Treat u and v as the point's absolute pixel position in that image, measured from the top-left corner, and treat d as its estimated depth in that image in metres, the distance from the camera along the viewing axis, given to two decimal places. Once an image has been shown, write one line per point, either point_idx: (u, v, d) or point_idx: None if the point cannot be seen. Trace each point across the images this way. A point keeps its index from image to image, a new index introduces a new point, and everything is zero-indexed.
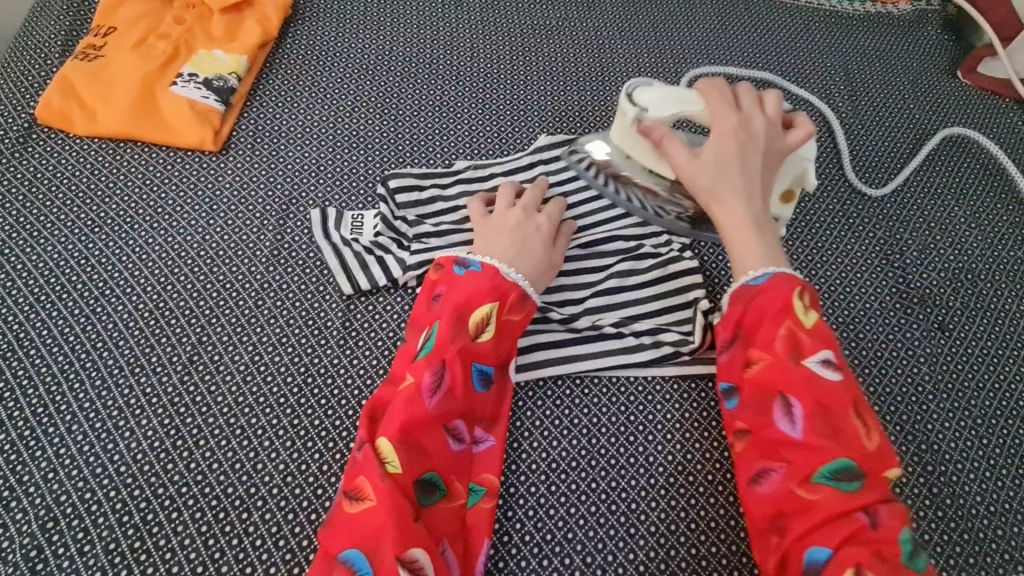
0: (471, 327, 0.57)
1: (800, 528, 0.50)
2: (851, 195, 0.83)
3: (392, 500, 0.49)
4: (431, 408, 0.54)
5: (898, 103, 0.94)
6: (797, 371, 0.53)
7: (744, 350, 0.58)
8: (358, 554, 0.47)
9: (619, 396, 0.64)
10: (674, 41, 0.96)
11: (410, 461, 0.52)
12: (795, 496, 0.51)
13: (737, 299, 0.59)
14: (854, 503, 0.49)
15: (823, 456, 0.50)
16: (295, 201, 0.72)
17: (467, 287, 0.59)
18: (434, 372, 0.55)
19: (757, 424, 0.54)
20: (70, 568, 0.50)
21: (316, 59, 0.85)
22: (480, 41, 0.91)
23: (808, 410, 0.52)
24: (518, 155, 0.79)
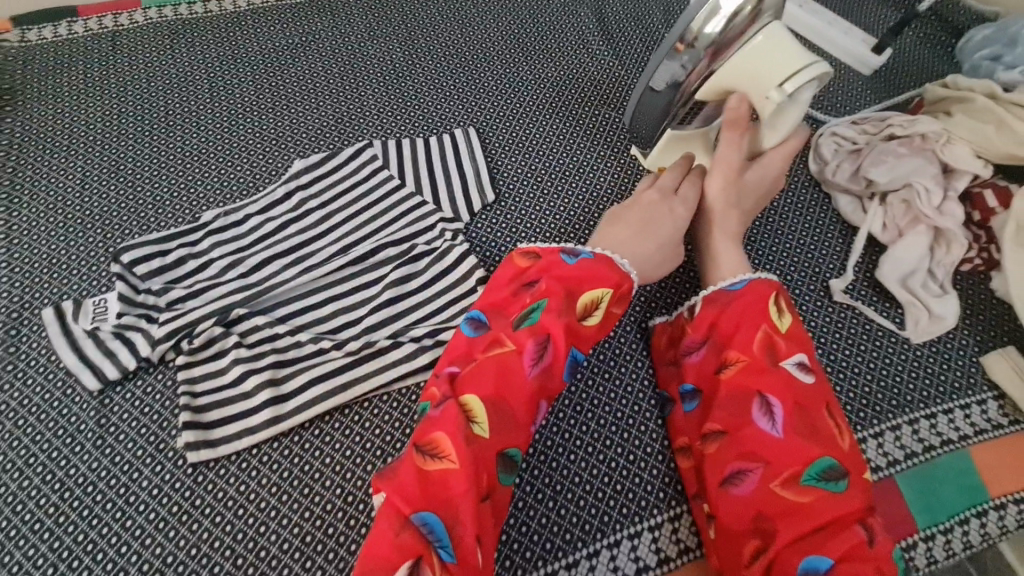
0: (579, 305, 0.57)
1: (782, 529, 0.48)
2: (618, 138, 0.85)
3: (475, 466, 0.47)
4: (533, 378, 0.53)
5: (654, 33, 0.96)
6: (777, 373, 0.54)
7: (714, 353, 0.58)
8: (431, 516, 0.45)
9: (411, 405, 0.62)
10: (426, 30, 0.95)
11: (497, 427, 0.50)
12: (778, 499, 0.49)
13: (712, 301, 0.61)
14: (841, 506, 0.48)
15: (811, 456, 0.50)
16: (27, 306, 0.66)
17: (602, 268, 0.59)
18: (539, 342, 0.54)
19: (735, 425, 0.53)
20: None
21: (35, 146, 0.78)
22: (219, 80, 0.86)
23: (788, 407, 0.52)
24: (271, 187, 0.75)
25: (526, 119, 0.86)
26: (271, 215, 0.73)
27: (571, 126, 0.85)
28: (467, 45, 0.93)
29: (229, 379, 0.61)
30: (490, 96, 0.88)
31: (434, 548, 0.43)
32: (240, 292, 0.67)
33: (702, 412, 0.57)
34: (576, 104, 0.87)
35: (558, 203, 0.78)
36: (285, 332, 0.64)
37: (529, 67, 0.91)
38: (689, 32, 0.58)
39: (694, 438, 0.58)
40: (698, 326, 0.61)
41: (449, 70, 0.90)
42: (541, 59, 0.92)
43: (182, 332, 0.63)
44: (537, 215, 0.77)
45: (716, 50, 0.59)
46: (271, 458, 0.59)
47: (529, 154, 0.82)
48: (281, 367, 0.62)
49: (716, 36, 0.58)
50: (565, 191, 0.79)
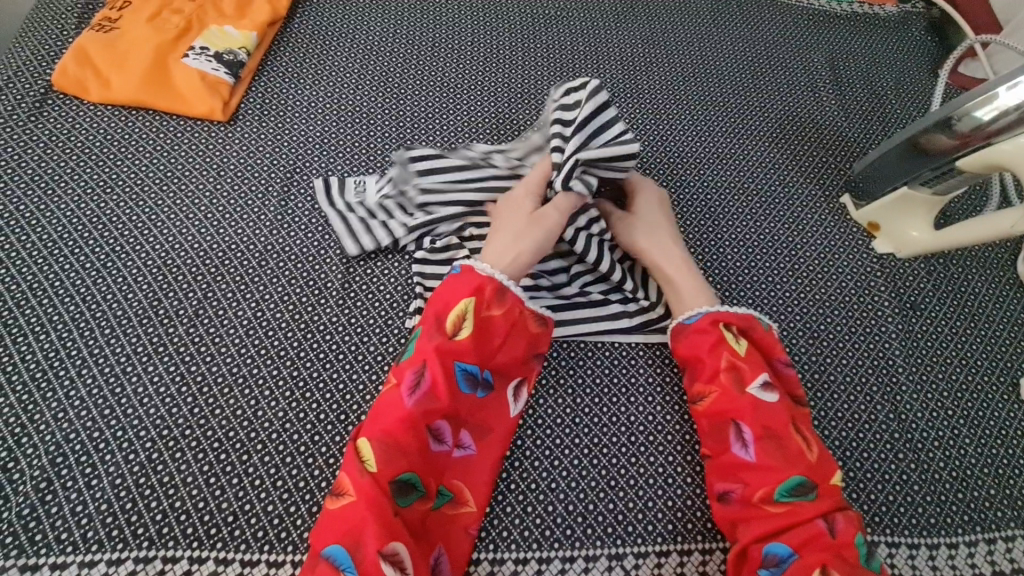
0: (448, 327, 0.58)
1: (755, 533, 0.54)
2: (832, 181, 0.86)
3: (366, 498, 0.50)
4: (409, 407, 0.54)
5: (887, 93, 0.96)
6: (742, 399, 0.57)
7: (689, 383, 0.62)
8: (338, 549, 0.49)
9: (604, 359, 0.67)
10: (668, 34, 0.99)
11: (385, 459, 0.52)
12: (758, 510, 0.54)
13: (677, 336, 0.64)
14: (816, 510, 0.53)
15: (777, 476, 0.54)
16: (299, 171, 0.75)
17: (451, 292, 0.60)
18: (416, 372, 0.56)
19: (715, 450, 0.58)
20: (78, 500, 0.53)
21: (321, 38, 0.87)
22: (479, 25, 0.93)
23: (757, 433, 0.56)
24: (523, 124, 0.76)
25: (745, 142, 0.89)
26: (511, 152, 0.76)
27: (787, 160, 0.88)
28: (702, 58, 0.97)
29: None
30: (715, 111, 0.91)
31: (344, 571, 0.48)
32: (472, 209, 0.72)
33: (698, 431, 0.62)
34: (797, 141, 0.90)
35: (762, 227, 0.82)
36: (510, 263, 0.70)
37: (757, 95, 0.94)
38: (960, 113, 0.67)
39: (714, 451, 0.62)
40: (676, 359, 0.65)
41: (681, 75, 0.94)
42: (770, 90, 0.95)
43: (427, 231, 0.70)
44: (740, 231, 0.81)
45: (970, 138, 0.66)
46: None
47: (742, 174, 0.86)
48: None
49: (983, 122, 0.64)
50: (772, 218, 0.83)
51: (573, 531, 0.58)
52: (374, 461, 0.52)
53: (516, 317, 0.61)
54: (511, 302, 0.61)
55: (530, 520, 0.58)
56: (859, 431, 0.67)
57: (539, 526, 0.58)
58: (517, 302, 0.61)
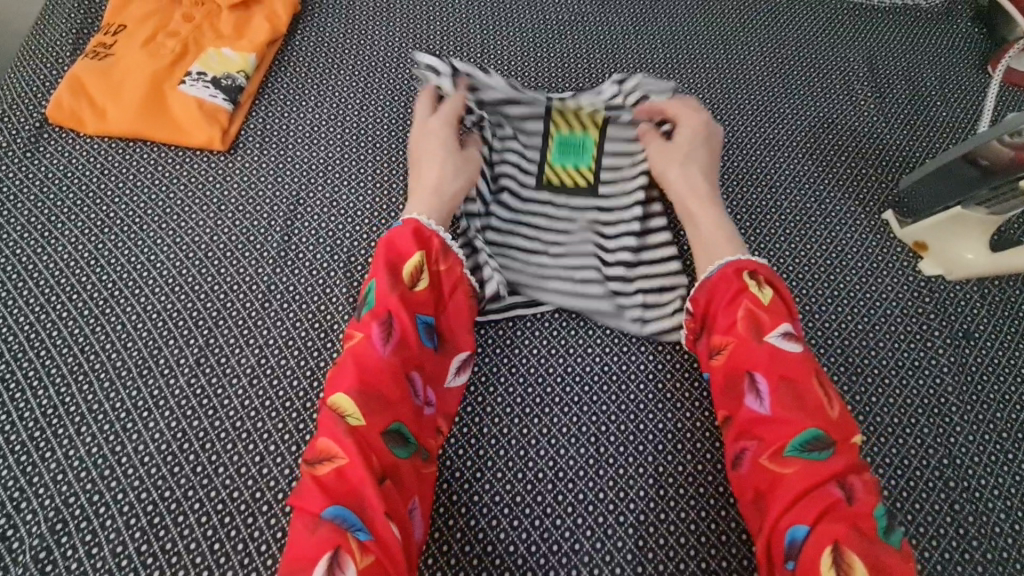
0: (407, 275, 0.57)
1: (778, 505, 0.49)
2: (874, 196, 0.80)
3: (358, 452, 0.48)
4: (384, 355, 0.53)
5: (931, 94, 0.88)
6: (762, 349, 0.54)
7: (709, 339, 0.59)
8: (343, 508, 0.46)
9: (629, 403, 0.63)
10: (691, 38, 0.92)
11: (370, 412, 0.50)
12: (773, 472, 0.50)
13: (702, 287, 0.60)
14: (829, 473, 0.48)
15: (792, 428, 0.50)
16: (302, 202, 0.71)
17: (404, 243, 0.59)
18: (384, 323, 0.55)
19: (734, 409, 0.55)
20: (79, 570, 0.51)
21: (324, 56, 0.82)
22: (489, 36, 0.87)
23: (773, 383, 0.52)
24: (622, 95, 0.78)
25: (776, 154, 0.83)
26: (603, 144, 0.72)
27: (822, 173, 0.82)
28: (727, 62, 0.90)
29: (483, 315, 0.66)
30: (743, 120, 0.85)
31: (350, 533, 0.45)
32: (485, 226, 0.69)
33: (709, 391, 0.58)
34: (833, 151, 0.83)
35: (796, 249, 0.76)
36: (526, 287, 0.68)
37: (788, 102, 0.87)
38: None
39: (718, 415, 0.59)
40: (694, 316, 0.61)
41: (706, 83, 0.88)
42: (803, 96, 0.88)
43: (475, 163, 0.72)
44: (771, 253, 0.75)
45: None
46: (494, 410, 0.62)
47: (774, 190, 0.80)
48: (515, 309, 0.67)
49: None
50: (808, 238, 0.77)
51: None
52: (358, 415, 0.50)
53: (461, 275, 0.61)
54: (453, 260, 0.61)
55: None
56: (911, 479, 0.62)
57: None
58: (460, 262, 0.62)
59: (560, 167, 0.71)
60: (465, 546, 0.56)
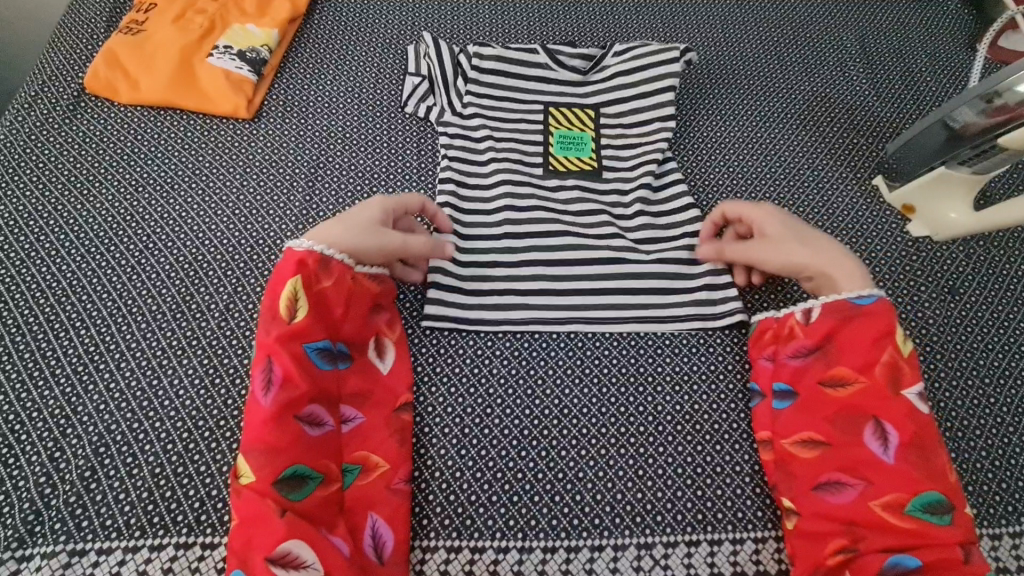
0: (283, 314, 0.57)
1: (876, 544, 0.52)
2: (864, 164, 0.84)
3: (253, 510, 0.50)
4: (268, 406, 0.54)
5: (921, 70, 0.92)
6: (895, 401, 0.55)
7: (825, 365, 0.59)
8: (239, 572, 0.49)
9: (630, 348, 0.66)
10: (691, 18, 0.96)
11: (258, 467, 0.51)
12: (880, 515, 0.52)
13: (833, 311, 0.60)
14: (949, 535, 0.50)
15: (917, 485, 0.52)
16: (323, 165, 0.76)
17: (278, 278, 0.58)
18: (266, 369, 0.55)
19: (843, 441, 0.55)
20: (121, 488, 0.55)
21: (342, 34, 0.87)
22: (498, 16, 0.92)
23: (905, 439, 0.53)
24: (638, 74, 0.82)
25: (772, 125, 0.87)
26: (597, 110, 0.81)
27: (815, 143, 0.85)
28: (724, 40, 0.94)
29: (489, 260, 0.70)
30: (739, 94, 0.89)
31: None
32: (493, 192, 0.74)
33: (795, 412, 0.59)
34: (826, 123, 0.87)
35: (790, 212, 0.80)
36: (549, 240, 0.71)
37: (783, 77, 0.91)
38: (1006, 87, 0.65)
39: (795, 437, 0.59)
40: (812, 331, 0.60)
41: (704, 59, 0.92)
42: (798, 71, 0.92)
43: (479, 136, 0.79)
44: None
45: (1015, 112, 0.65)
46: (503, 353, 0.66)
47: (768, 159, 0.84)
48: (520, 254, 0.71)
49: None
50: (801, 202, 0.81)
51: (601, 520, 0.57)
52: (249, 472, 0.52)
53: (352, 284, 0.61)
54: (338, 269, 0.60)
55: (558, 508, 0.58)
56: None
57: (567, 515, 0.57)
58: (347, 269, 0.61)
59: (563, 157, 0.78)
60: (475, 474, 0.59)
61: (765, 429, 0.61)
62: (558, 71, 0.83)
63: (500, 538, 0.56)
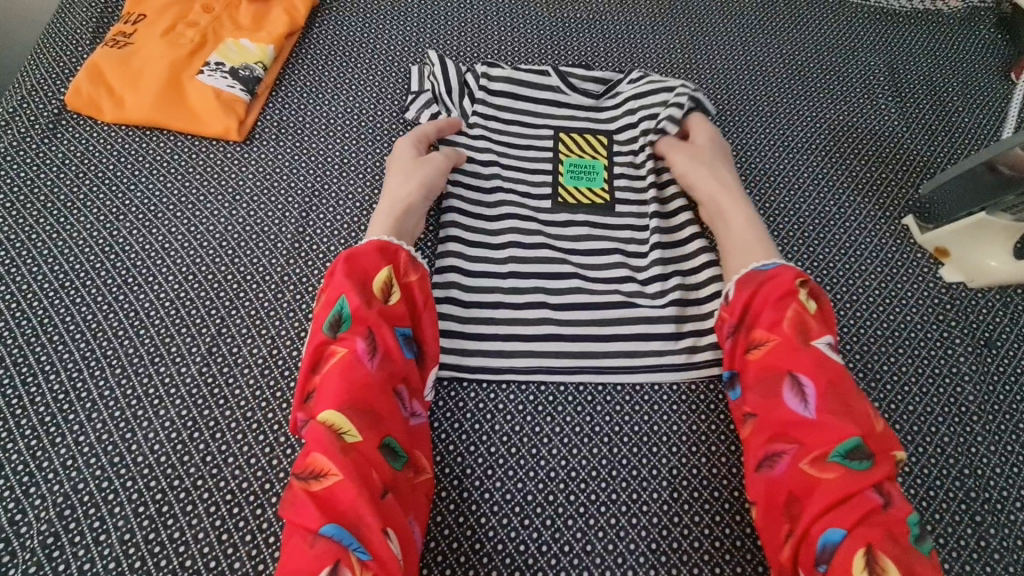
0: (377, 290, 0.56)
1: (814, 508, 0.48)
2: (893, 201, 0.79)
3: (358, 471, 0.47)
4: (372, 371, 0.52)
5: (952, 99, 0.87)
6: (805, 352, 0.53)
7: (747, 336, 0.57)
8: (336, 527, 0.45)
9: (643, 404, 0.62)
10: (709, 38, 0.91)
11: (364, 427, 0.49)
12: (811, 475, 0.49)
13: (747, 282, 0.59)
14: (867, 479, 0.48)
15: (833, 434, 0.49)
16: (318, 193, 0.71)
17: (371, 257, 0.58)
18: (366, 338, 0.53)
19: (764, 407, 0.53)
20: (86, 557, 0.50)
21: (342, 50, 0.82)
22: (507, 33, 0.87)
23: (821, 388, 0.51)
24: (642, 88, 0.77)
25: (795, 157, 0.82)
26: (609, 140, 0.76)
27: (841, 177, 0.80)
28: (745, 64, 0.89)
29: (493, 302, 0.65)
30: (761, 122, 0.84)
31: (350, 549, 0.44)
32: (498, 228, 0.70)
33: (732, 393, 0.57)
34: (853, 155, 0.82)
35: (815, 252, 0.75)
36: (558, 283, 0.67)
37: (807, 104, 0.86)
38: None
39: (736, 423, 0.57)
40: (733, 309, 0.58)
41: (724, 84, 0.87)
42: (822, 98, 0.87)
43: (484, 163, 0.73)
44: (789, 256, 0.74)
45: None
46: (506, 407, 0.61)
47: (792, 193, 0.79)
48: (527, 297, 0.66)
49: None
50: (827, 242, 0.75)
51: None
52: (355, 432, 0.49)
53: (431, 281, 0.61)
54: (424, 269, 0.61)
55: None
56: (930, 489, 0.60)
57: None
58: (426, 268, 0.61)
59: (573, 187, 0.73)
60: (474, 544, 0.55)
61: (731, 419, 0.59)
62: (569, 96, 0.78)
63: None
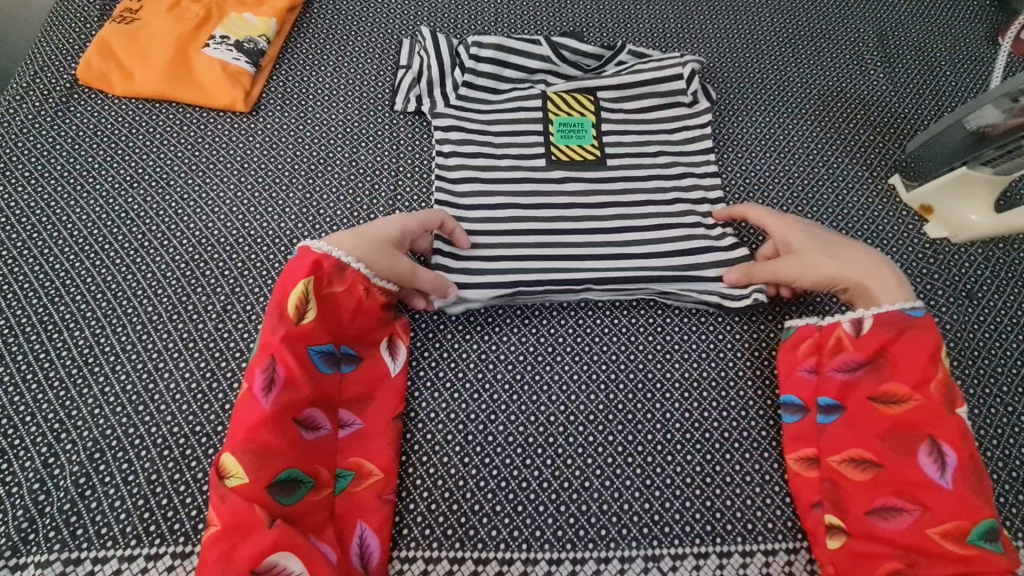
0: (290, 311, 0.55)
1: (933, 570, 0.49)
2: (880, 162, 0.81)
3: (238, 516, 0.48)
4: (267, 407, 0.52)
5: (940, 63, 0.89)
6: (948, 418, 0.52)
7: (875, 379, 0.55)
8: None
9: (638, 353, 0.65)
10: (702, 8, 0.93)
11: (254, 468, 0.50)
12: (937, 543, 0.49)
13: (883, 324, 0.56)
14: (999, 561, 0.48)
15: (969, 510, 0.49)
16: (323, 160, 0.74)
17: (291, 277, 0.57)
18: (268, 369, 0.54)
19: (895, 461, 0.52)
20: (116, 495, 0.54)
21: (343, 23, 0.85)
22: (504, 4, 0.89)
23: (959, 461, 0.50)
24: (643, 65, 0.80)
25: (786, 122, 0.84)
26: (604, 107, 0.78)
27: (830, 140, 0.83)
28: (736, 32, 0.91)
29: (495, 260, 0.68)
30: (752, 87, 0.86)
31: None
32: (497, 189, 0.72)
33: (842, 428, 0.55)
34: (842, 118, 0.84)
35: (803, 211, 0.77)
36: (555, 241, 0.70)
37: (798, 71, 0.88)
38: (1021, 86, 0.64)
39: (828, 452, 0.55)
40: (864, 344, 0.56)
41: (717, 52, 0.89)
42: (811, 64, 0.89)
43: (483, 130, 0.76)
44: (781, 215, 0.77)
45: None
46: (507, 357, 0.64)
47: (782, 155, 0.81)
48: (527, 254, 0.68)
49: None
50: (816, 202, 0.78)
51: (607, 531, 0.56)
52: (241, 474, 0.50)
53: (364, 291, 0.59)
54: (352, 277, 0.59)
55: (563, 519, 0.56)
56: None
57: (573, 525, 0.56)
58: (361, 277, 0.59)
59: (564, 145, 0.75)
60: (479, 483, 0.58)
61: (811, 446, 0.57)
62: (558, 67, 0.80)
63: (503, 549, 0.55)
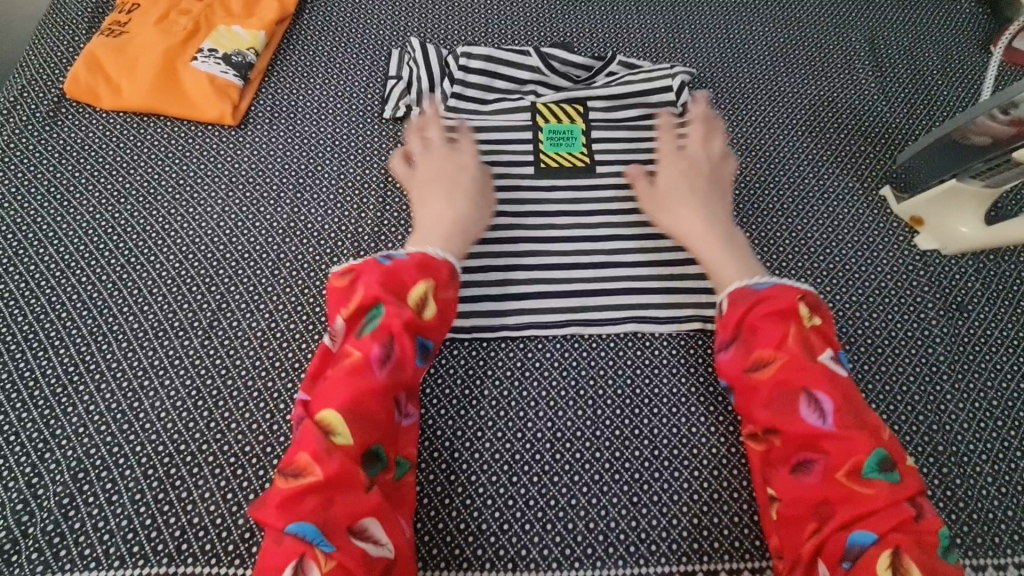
0: (411, 301, 0.55)
1: (838, 518, 0.48)
2: (871, 173, 0.81)
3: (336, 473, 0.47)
4: (378, 381, 0.52)
5: (932, 73, 0.89)
6: (814, 367, 0.52)
7: (744, 351, 0.55)
8: (309, 525, 0.45)
9: (626, 368, 0.64)
10: (693, 18, 0.93)
11: (361, 433, 0.49)
12: (842, 487, 0.48)
13: (739, 299, 0.58)
14: (897, 492, 0.47)
15: (857, 446, 0.49)
16: (311, 174, 0.73)
17: (412, 272, 0.56)
18: (383, 346, 0.53)
19: (784, 423, 0.52)
20: (100, 515, 0.54)
21: (332, 35, 0.84)
22: (494, 15, 0.89)
23: (836, 401, 0.51)
24: (633, 77, 0.79)
25: (777, 132, 0.84)
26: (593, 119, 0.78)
27: (821, 151, 0.82)
28: (727, 42, 0.91)
29: (482, 275, 0.68)
30: (742, 98, 0.86)
31: (314, 546, 0.44)
32: None
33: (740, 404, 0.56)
34: (833, 128, 0.84)
35: (794, 223, 0.77)
36: (543, 255, 0.69)
37: (789, 81, 0.88)
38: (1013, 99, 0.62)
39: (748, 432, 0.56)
40: (728, 323, 0.57)
41: (707, 62, 0.89)
42: (802, 74, 0.89)
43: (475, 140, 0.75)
44: (771, 227, 0.76)
45: None
46: (495, 374, 0.64)
47: (772, 166, 0.81)
48: (515, 268, 0.68)
49: None
50: (806, 213, 0.78)
51: (593, 550, 0.56)
52: (344, 434, 0.49)
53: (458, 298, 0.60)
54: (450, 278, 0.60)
55: (549, 537, 0.56)
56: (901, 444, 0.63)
57: (559, 544, 0.56)
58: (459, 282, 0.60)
59: (553, 153, 0.75)
60: (465, 500, 0.58)
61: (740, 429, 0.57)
62: (548, 77, 0.80)
63: (488, 568, 0.55)
